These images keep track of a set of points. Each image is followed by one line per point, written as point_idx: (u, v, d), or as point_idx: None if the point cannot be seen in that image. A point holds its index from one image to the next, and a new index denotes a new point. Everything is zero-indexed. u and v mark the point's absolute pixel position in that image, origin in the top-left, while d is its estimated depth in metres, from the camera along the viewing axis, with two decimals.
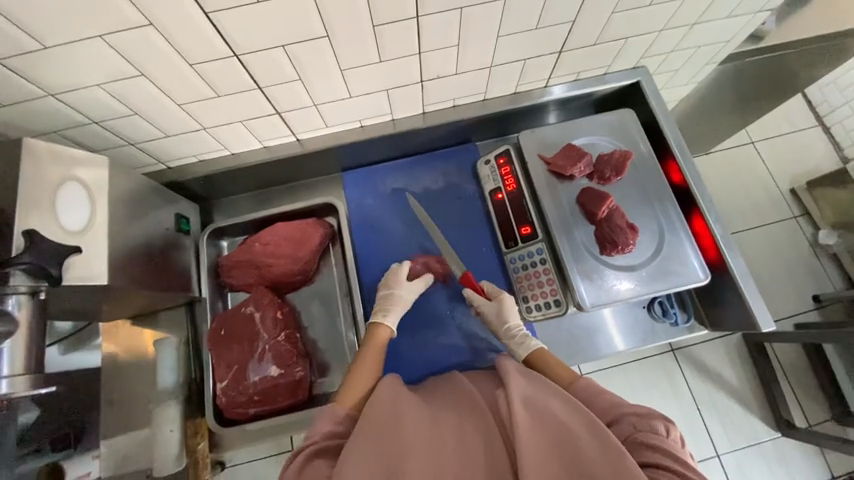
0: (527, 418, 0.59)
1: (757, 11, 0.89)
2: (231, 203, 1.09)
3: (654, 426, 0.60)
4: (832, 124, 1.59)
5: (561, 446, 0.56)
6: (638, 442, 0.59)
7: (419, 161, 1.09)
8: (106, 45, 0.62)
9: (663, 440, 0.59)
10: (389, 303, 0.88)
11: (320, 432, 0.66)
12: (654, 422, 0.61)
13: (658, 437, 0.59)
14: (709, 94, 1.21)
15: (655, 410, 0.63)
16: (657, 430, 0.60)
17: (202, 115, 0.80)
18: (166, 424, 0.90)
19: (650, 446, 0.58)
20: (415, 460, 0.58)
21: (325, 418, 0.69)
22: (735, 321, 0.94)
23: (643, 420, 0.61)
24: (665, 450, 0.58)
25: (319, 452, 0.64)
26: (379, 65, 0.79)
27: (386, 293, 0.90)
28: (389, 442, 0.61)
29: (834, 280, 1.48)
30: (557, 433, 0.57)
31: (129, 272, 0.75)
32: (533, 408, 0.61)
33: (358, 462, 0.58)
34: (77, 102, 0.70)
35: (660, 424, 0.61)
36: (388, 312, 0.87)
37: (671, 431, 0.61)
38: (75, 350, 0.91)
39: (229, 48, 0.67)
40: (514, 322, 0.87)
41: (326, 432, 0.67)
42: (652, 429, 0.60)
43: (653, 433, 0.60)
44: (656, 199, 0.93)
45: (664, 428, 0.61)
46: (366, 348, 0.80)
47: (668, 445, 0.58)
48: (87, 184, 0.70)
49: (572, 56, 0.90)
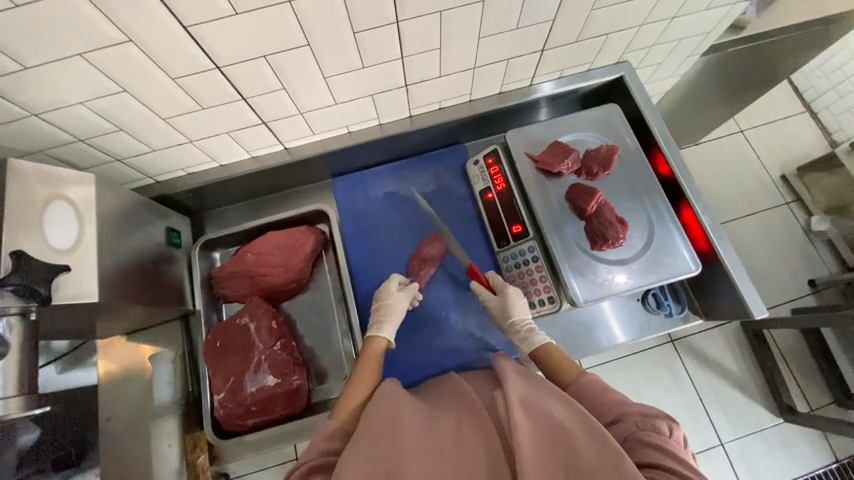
0: (525, 420, 0.59)
1: (735, 2, 0.90)
2: (222, 214, 1.09)
3: (657, 425, 0.61)
4: (819, 110, 1.61)
5: (559, 446, 0.56)
6: (639, 441, 0.60)
7: (409, 164, 1.09)
8: (87, 63, 0.62)
9: (664, 440, 0.59)
10: (391, 308, 0.88)
11: (314, 451, 0.65)
12: (657, 422, 0.61)
13: (660, 436, 0.59)
14: (694, 85, 1.22)
15: (658, 409, 0.63)
16: (658, 429, 0.61)
17: (188, 128, 0.80)
18: (164, 438, 0.92)
19: (650, 445, 0.58)
20: (413, 462, 0.58)
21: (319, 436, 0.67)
22: (728, 310, 0.94)
23: (646, 421, 0.61)
24: (667, 450, 0.57)
25: (319, 468, 0.63)
26: (363, 71, 0.79)
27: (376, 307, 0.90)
28: (387, 446, 0.61)
29: (829, 264, 1.48)
30: (555, 433, 0.57)
31: (120, 289, 0.75)
32: (532, 409, 0.61)
33: (357, 466, 0.58)
34: (61, 121, 0.70)
35: (663, 423, 0.61)
36: (383, 325, 0.86)
37: (674, 431, 0.61)
38: (72, 368, 0.90)
39: (211, 61, 0.67)
40: (524, 315, 0.87)
41: (321, 450, 0.65)
42: (655, 429, 0.61)
43: (655, 432, 0.60)
44: (645, 192, 0.93)
45: (667, 427, 0.61)
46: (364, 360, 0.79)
47: (669, 445, 0.59)
48: (75, 202, 0.70)
49: (555, 53, 0.91)
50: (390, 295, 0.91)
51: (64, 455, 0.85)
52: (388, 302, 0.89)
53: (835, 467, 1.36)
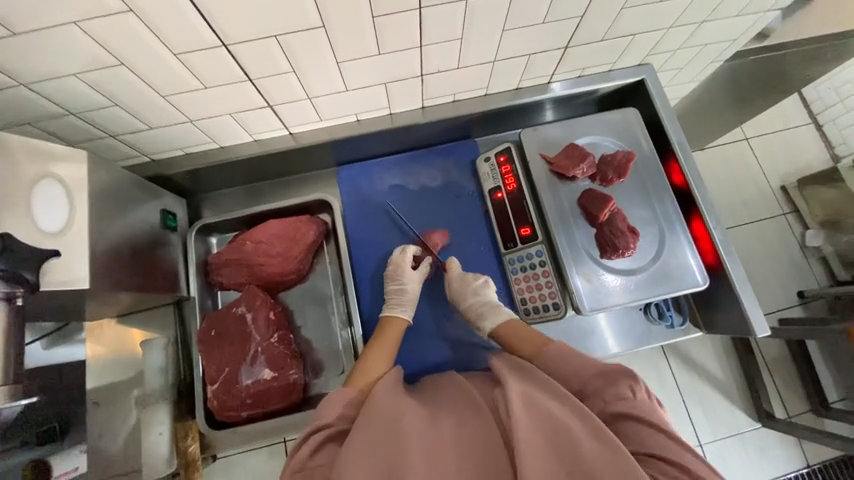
0: (527, 418, 0.58)
1: (767, 10, 0.88)
2: (219, 197, 1.05)
3: (619, 392, 0.61)
4: (824, 122, 1.60)
5: (559, 444, 0.55)
6: (612, 414, 0.61)
7: (416, 157, 1.05)
8: (82, 33, 0.56)
9: (630, 404, 0.60)
10: (402, 298, 0.89)
11: (334, 415, 0.67)
12: (618, 388, 0.62)
13: (625, 403, 0.60)
14: (711, 92, 1.19)
15: (617, 373, 0.64)
16: (621, 394, 0.61)
17: (188, 107, 0.75)
18: (154, 425, 0.90)
19: (624, 417, 0.59)
20: (414, 459, 0.56)
21: (336, 400, 0.70)
22: (729, 324, 0.94)
23: (608, 390, 0.63)
24: (637, 416, 0.59)
25: (332, 437, 0.65)
26: (378, 57, 0.75)
27: (397, 289, 0.91)
28: (388, 442, 0.60)
29: (819, 278, 1.50)
30: (556, 432, 0.56)
31: (113, 276, 0.71)
32: (533, 406, 0.60)
33: (359, 461, 0.58)
34: (52, 92, 0.65)
35: (624, 387, 0.62)
36: (404, 308, 0.89)
37: (637, 388, 0.62)
38: (55, 346, 0.83)
39: (217, 38, 0.62)
40: (473, 298, 0.89)
41: (340, 415, 0.68)
42: (619, 396, 0.61)
43: (620, 399, 0.61)
44: (657, 201, 0.92)
45: (630, 389, 0.62)
46: (381, 339, 0.83)
47: (636, 408, 0.60)
48: (64, 180, 0.66)
49: (578, 51, 0.87)
50: (407, 278, 0.91)
51: (49, 430, 0.77)
52: (409, 288, 0.90)
53: (805, 471, 1.41)
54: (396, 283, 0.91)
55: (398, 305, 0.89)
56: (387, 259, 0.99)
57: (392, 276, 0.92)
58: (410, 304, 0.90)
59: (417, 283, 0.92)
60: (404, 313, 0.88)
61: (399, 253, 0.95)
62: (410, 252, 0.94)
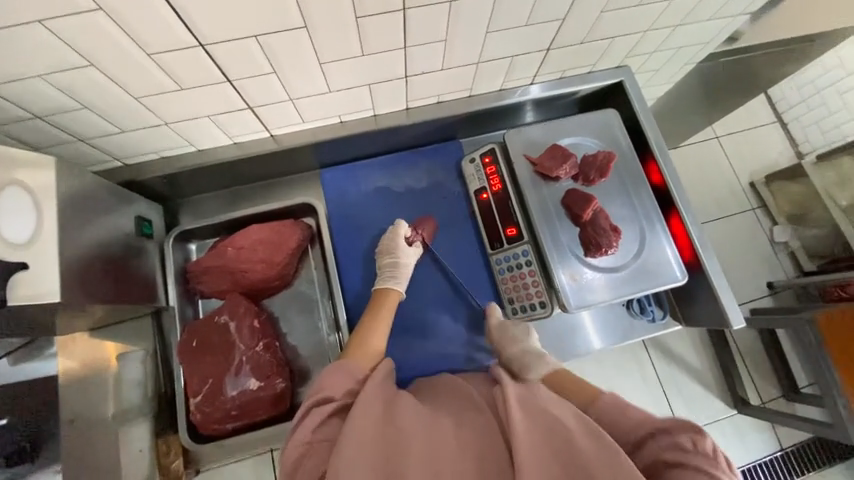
0: (523, 416, 0.58)
1: (736, 15, 0.91)
2: (198, 203, 1.02)
3: (678, 441, 0.59)
4: (789, 120, 1.67)
5: (559, 446, 0.54)
6: (666, 463, 0.58)
7: (399, 160, 1.05)
8: (48, 32, 0.53)
9: (688, 456, 0.58)
10: (399, 270, 0.90)
11: (340, 391, 0.67)
12: (678, 437, 0.60)
13: (683, 453, 0.58)
14: (685, 93, 1.23)
15: (682, 422, 0.61)
16: (681, 445, 0.59)
17: (164, 109, 0.72)
18: (134, 442, 0.87)
19: (678, 466, 0.57)
20: (414, 460, 0.55)
21: (343, 372, 0.69)
22: (705, 317, 0.98)
23: (666, 438, 0.60)
24: (694, 467, 0.56)
25: (336, 411, 0.64)
26: (363, 58, 0.74)
27: (392, 261, 0.91)
28: (385, 438, 0.58)
29: (787, 268, 1.57)
30: (553, 429, 0.56)
31: (86, 289, 0.67)
32: (531, 406, 0.60)
33: (355, 454, 0.56)
34: (14, 95, 0.61)
35: (687, 438, 0.59)
36: (399, 279, 0.89)
37: (700, 443, 0.59)
38: (29, 360, 0.80)
39: (195, 38, 0.60)
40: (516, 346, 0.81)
41: (346, 391, 0.67)
42: (678, 445, 0.59)
43: (678, 448, 0.59)
44: (637, 198, 0.94)
45: (692, 441, 0.59)
46: (369, 322, 0.81)
47: (694, 461, 0.57)
48: (31, 189, 0.62)
49: (559, 53, 0.88)
50: (402, 252, 0.92)
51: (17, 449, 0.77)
52: (402, 261, 0.91)
53: (779, 454, 1.48)
54: (390, 257, 0.92)
55: (392, 277, 0.90)
56: (371, 246, 0.98)
57: (387, 249, 0.92)
58: (405, 277, 0.90)
59: (413, 258, 0.93)
60: (398, 285, 0.89)
61: (391, 230, 0.94)
62: (403, 227, 0.94)
